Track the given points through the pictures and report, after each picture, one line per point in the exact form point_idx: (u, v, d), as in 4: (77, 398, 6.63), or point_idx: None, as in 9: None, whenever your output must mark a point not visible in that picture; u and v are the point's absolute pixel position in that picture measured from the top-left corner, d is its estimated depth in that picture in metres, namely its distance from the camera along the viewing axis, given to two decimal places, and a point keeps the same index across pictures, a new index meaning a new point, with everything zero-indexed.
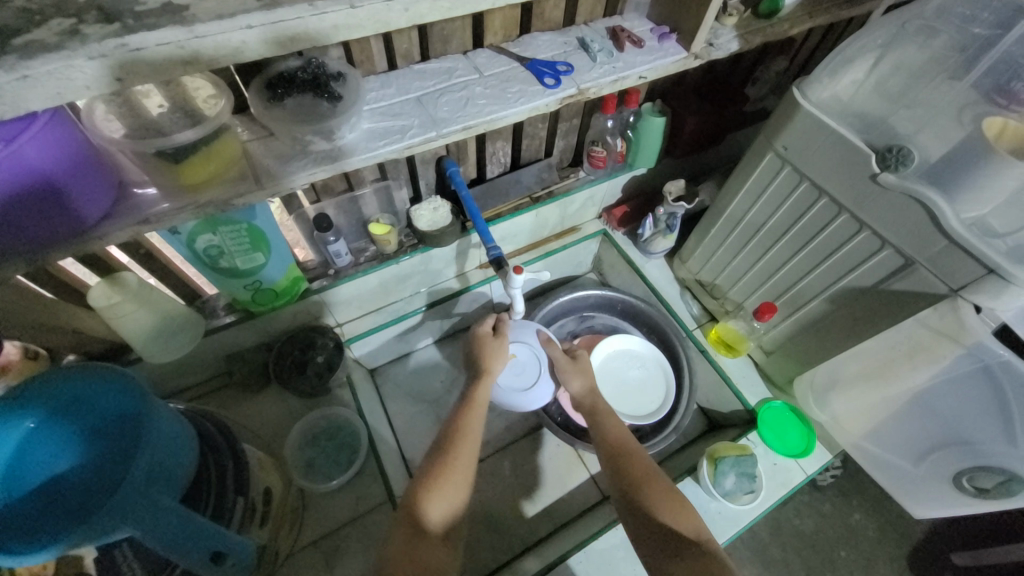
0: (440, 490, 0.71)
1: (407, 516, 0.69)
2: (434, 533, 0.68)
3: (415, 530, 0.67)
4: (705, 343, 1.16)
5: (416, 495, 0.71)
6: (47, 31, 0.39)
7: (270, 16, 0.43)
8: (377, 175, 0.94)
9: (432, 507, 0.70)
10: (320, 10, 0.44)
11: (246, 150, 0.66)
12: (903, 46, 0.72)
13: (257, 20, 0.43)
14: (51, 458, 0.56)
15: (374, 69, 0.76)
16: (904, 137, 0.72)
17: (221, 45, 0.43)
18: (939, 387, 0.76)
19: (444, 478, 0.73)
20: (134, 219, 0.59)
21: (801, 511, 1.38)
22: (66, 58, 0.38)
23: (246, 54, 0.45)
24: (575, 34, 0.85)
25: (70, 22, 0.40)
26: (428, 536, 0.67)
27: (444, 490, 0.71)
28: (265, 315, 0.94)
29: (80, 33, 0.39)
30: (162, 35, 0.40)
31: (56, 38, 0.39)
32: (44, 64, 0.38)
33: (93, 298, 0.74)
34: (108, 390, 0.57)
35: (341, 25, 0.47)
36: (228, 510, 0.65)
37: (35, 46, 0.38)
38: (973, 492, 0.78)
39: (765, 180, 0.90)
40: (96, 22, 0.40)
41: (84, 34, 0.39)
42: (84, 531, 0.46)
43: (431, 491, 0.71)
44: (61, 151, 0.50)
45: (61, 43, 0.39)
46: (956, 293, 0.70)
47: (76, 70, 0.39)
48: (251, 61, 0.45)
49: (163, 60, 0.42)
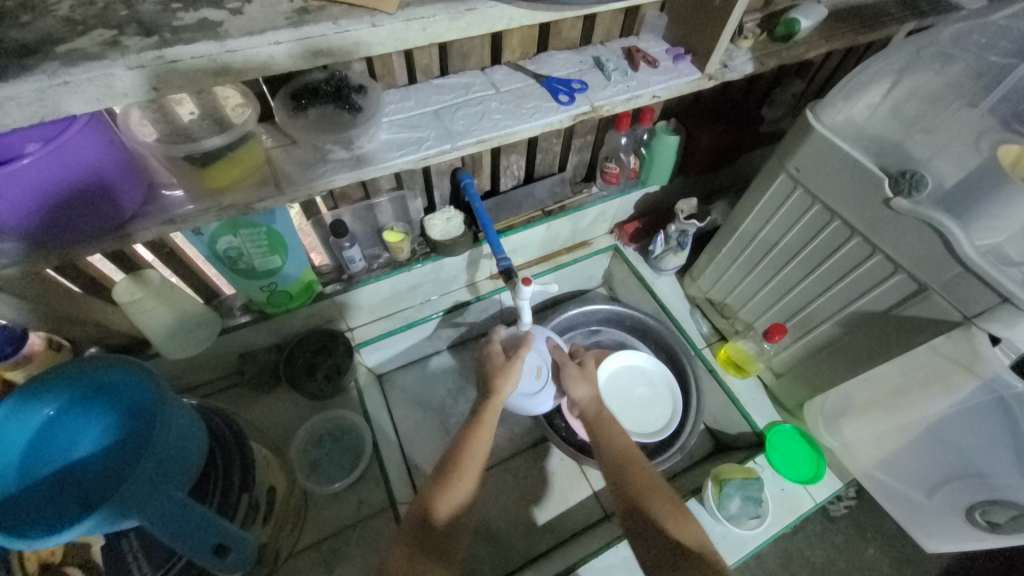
0: (450, 489, 0.74)
1: (419, 512, 0.71)
2: (436, 529, 0.70)
3: (427, 524, 0.70)
4: (713, 363, 1.15)
5: (428, 494, 0.73)
6: (89, 42, 0.42)
7: (297, 32, 0.46)
8: (393, 184, 0.96)
9: (439, 502, 0.72)
10: (343, 28, 0.47)
11: (269, 157, 0.68)
12: (918, 72, 0.73)
13: (285, 36, 0.45)
14: (66, 447, 0.58)
15: (394, 83, 0.79)
16: (918, 161, 0.72)
17: (251, 59, 0.45)
18: (954, 416, 0.75)
19: (455, 479, 0.75)
20: (160, 218, 0.61)
21: (811, 541, 1.34)
22: (106, 67, 0.41)
23: (273, 68, 0.47)
24: (592, 53, 0.87)
25: (111, 34, 0.43)
26: (434, 531, 0.69)
27: (454, 488, 0.74)
28: (279, 317, 0.96)
29: (120, 44, 0.42)
30: (197, 48, 0.43)
31: (97, 48, 0.42)
32: (85, 72, 0.40)
33: (117, 293, 0.77)
34: (122, 382, 0.59)
35: (363, 42, 0.49)
36: (232, 507, 0.66)
37: (77, 55, 0.41)
38: (985, 526, 0.75)
39: (777, 200, 0.90)
40: (135, 34, 0.43)
41: (124, 46, 0.42)
42: (83, 523, 0.48)
43: (441, 488, 0.74)
44: (93, 154, 0.52)
45: (102, 54, 0.41)
46: (971, 321, 0.69)
47: (115, 78, 0.42)
48: (278, 74, 0.48)
49: (196, 71, 0.44)
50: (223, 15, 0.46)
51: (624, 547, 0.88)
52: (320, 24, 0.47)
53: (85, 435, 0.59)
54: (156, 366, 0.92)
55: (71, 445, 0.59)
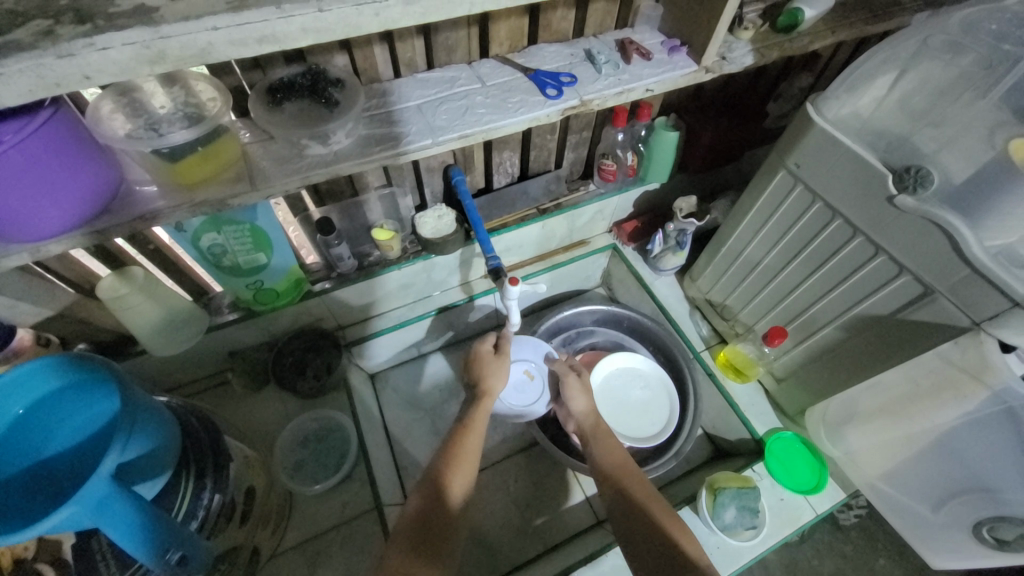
0: (455, 463, 0.75)
1: (433, 501, 0.70)
2: (439, 519, 0.68)
3: (435, 515, 0.69)
4: (713, 366, 1.11)
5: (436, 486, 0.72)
6: (25, 32, 0.42)
7: (236, 18, 0.45)
8: (382, 181, 0.94)
9: (455, 479, 0.73)
10: (288, 13, 0.46)
11: (246, 153, 0.68)
12: (926, 63, 0.69)
13: (223, 21, 0.44)
14: (35, 446, 0.57)
15: (377, 77, 0.77)
16: (926, 156, 0.67)
17: (187, 45, 0.44)
18: (963, 429, 0.70)
19: (457, 461, 0.75)
20: (132, 214, 0.61)
21: (819, 551, 1.29)
22: (37, 57, 0.40)
23: (215, 55, 0.46)
24: (584, 45, 0.84)
25: (47, 23, 0.43)
26: (442, 524, 0.68)
27: (463, 465, 0.75)
28: (267, 315, 0.95)
29: (54, 33, 0.42)
30: (128, 35, 0.42)
31: (32, 38, 0.42)
32: (17, 62, 0.40)
33: (101, 290, 0.77)
34: (94, 381, 0.58)
35: (311, 28, 0.48)
36: (203, 509, 0.65)
37: (11, 44, 0.41)
38: (992, 544, 0.71)
39: (777, 199, 0.86)
40: (70, 22, 0.43)
41: (57, 34, 0.42)
42: (32, 531, 0.45)
43: (451, 473, 0.74)
44: (63, 151, 0.51)
45: (35, 44, 0.41)
46: (980, 326, 0.65)
47: (46, 68, 0.41)
48: (221, 62, 0.47)
49: (131, 58, 0.43)
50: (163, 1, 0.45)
51: (615, 556, 0.85)
52: (263, 10, 0.46)
53: (54, 435, 0.58)
54: (144, 364, 0.92)
55: (42, 443, 0.57)
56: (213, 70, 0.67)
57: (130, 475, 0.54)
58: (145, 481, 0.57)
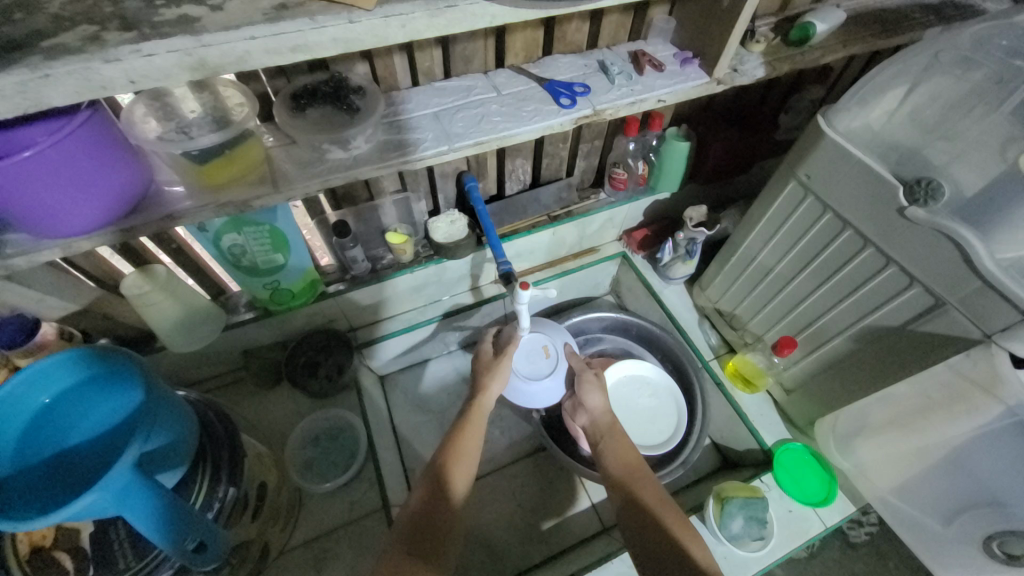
0: (462, 464, 0.76)
1: (439, 502, 0.71)
2: (444, 519, 0.69)
3: (439, 512, 0.70)
4: (722, 376, 1.11)
5: (437, 486, 0.72)
6: (73, 36, 0.45)
7: (272, 29, 0.47)
8: (397, 186, 0.96)
9: (455, 479, 0.74)
10: (319, 23, 0.48)
11: (269, 156, 0.70)
12: (937, 77, 0.69)
13: (260, 31, 0.47)
14: (58, 436, 0.58)
15: (396, 85, 0.79)
16: (938, 168, 0.67)
17: (226, 53, 0.46)
18: (974, 443, 0.70)
19: (457, 461, 0.76)
20: (160, 212, 0.63)
21: (828, 567, 1.27)
22: (85, 61, 0.43)
23: (250, 62, 0.48)
24: (597, 56, 0.86)
25: (93, 29, 0.45)
26: (448, 524, 0.69)
27: (464, 462, 0.76)
28: (282, 314, 0.97)
29: (101, 39, 0.44)
30: (171, 42, 0.44)
31: (79, 43, 0.44)
32: (66, 65, 0.43)
33: (125, 287, 0.80)
34: (120, 373, 0.60)
35: (340, 38, 0.50)
36: (218, 500, 0.66)
37: (60, 49, 0.44)
38: (1002, 558, 0.70)
39: (787, 209, 0.86)
40: (116, 29, 0.45)
41: (103, 40, 0.44)
42: (56, 516, 0.47)
43: (451, 472, 0.74)
44: (99, 151, 0.54)
45: (83, 49, 0.44)
46: (991, 339, 0.65)
47: (93, 72, 0.44)
48: (256, 70, 0.49)
49: (172, 64, 0.46)
50: (203, 11, 0.48)
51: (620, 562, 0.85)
52: (296, 20, 0.48)
53: (78, 425, 0.59)
54: (162, 359, 0.94)
55: (65, 433, 0.59)
56: (240, 77, 0.70)
57: (151, 466, 0.56)
58: (164, 471, 0.59)
